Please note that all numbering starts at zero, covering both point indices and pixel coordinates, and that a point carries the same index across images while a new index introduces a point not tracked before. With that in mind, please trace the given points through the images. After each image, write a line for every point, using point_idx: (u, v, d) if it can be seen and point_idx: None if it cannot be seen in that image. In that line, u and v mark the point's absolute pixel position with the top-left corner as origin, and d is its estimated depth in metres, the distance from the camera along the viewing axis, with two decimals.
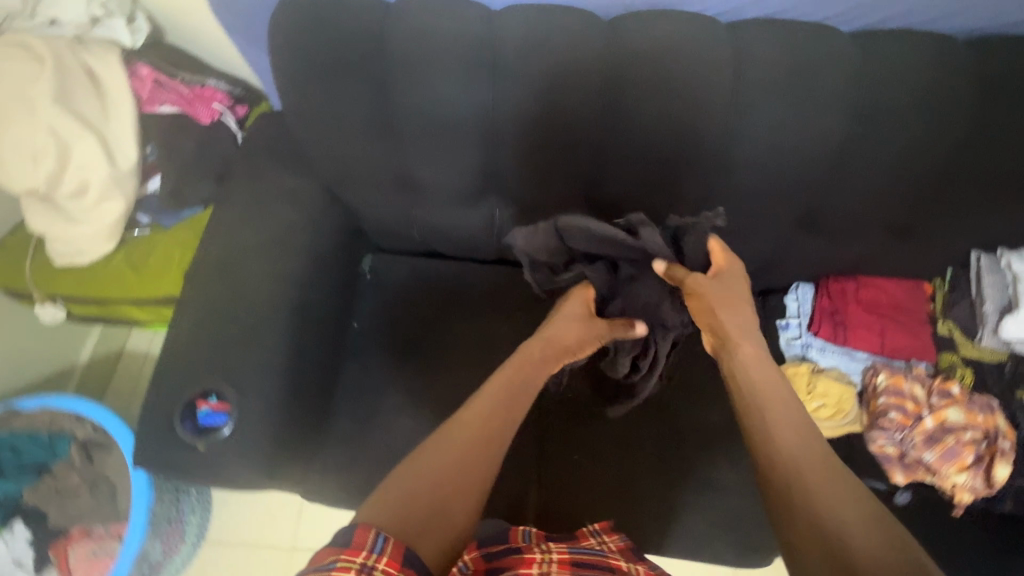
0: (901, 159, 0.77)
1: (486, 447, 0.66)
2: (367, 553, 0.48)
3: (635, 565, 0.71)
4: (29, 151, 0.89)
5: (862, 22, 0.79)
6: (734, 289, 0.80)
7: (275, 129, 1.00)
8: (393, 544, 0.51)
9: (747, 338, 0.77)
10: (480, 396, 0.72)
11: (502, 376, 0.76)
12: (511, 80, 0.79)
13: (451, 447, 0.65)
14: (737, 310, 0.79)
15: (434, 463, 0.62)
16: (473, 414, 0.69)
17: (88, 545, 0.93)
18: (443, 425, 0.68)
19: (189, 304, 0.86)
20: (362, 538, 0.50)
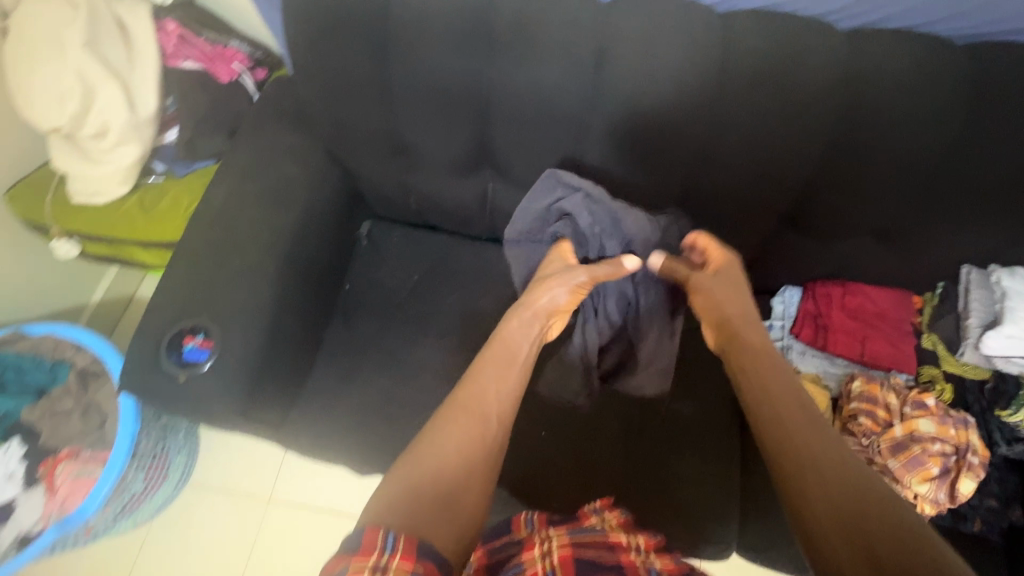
0: (891, 159, 0.77)
1: (485, 427, 0.67)
2: (378, 552, 0.49)
3: (634, 538, 0.66)
4: (56, 92, 0.93)
5: (861, 20, 0.78)
6: (737, 284, 0.83)
7: (285, 90, 1.04)
8: (404, 540, 0.51)
9: (754, 329, 0.79)
10: (473, 376, 0.72)
11: (493, 359, 0.75)
12: (511, 52, 0.78)
13: (453, 432, 0.65)
14: (739, 301, 0.81)
15: (439, 450, 0.63)
16: (470, 395, 0.69)
17: (74, 465, 0.99)
18: (442, 412, 0.68)
19: (186, 245, 0.90)
20: (372, 539, 0.51)
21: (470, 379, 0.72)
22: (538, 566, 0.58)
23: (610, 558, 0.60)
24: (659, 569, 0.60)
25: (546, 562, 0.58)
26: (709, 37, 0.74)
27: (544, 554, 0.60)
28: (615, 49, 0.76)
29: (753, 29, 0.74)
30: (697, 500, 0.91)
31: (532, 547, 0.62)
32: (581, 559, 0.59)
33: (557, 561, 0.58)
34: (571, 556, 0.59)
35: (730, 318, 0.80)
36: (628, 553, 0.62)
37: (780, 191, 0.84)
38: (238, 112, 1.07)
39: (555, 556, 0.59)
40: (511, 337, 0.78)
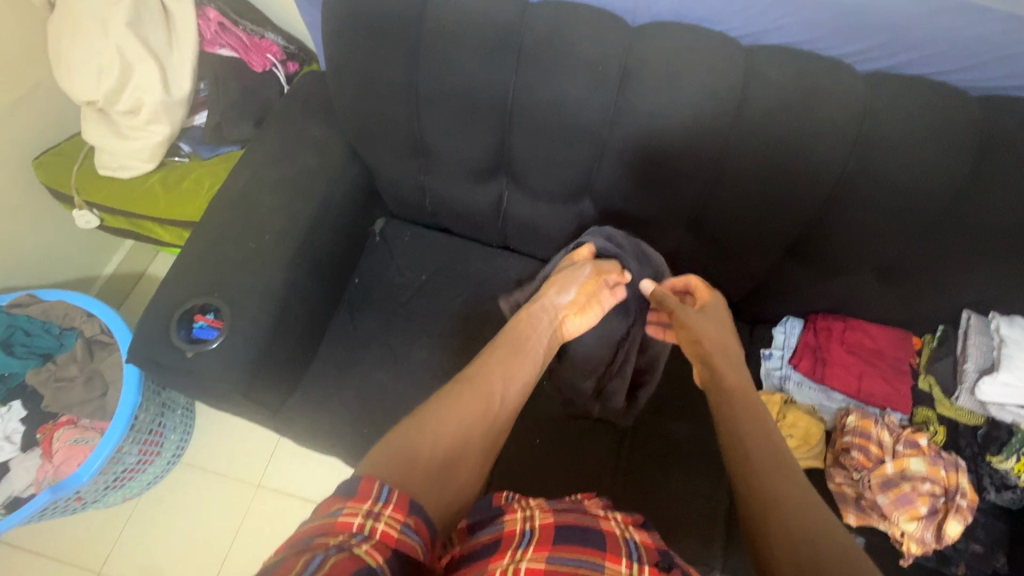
0: (899, 200, 0.78)
1: (486, 413, 0.66)
2: (372, 501, 0.48)
3: (613, 513, 0.66)
4: (95, 65, 0.97)
5: (878, 65, 0.81)
6: (720, 324, 0.83)
7: (315, 84, 1.07)
8: (399, 494, 0.49)
9: (734, 369, 0.77)
10: (483, 363, 0.73)
11: (500, 351, 0.75)
12: (537, 65, 0.80)
13: (459, 408, 0.64)
14: (720, 340, 0.80)
15: (441, 420, 0.62)
16: (478, 380, 0.69)
17: (73, 432, 1.01)
18: (448, 387, 0.68)
19: (205, 225, 0.92)
20: (367, 487, 0.49)
21: (480, 363, 0.72)
22: (517, 525, 0.57)
23: (590, 523, 0.59)
24: (637, 540, 0.60)
25: (526, 523, 0.57)
26: (730, 68, 0.76)
27: (526, 516, 0.58)
28: (638, 71, 0.78)
29: (773, 63, 0.76)
30: (684, 520, 0.92)
31: (512, 510, 0.60)
32: (563, 524, 0.57)
33: (538, 525, 0.57)
34: (553, 524, 0.57)
35: (711, 355, 0.79)
36: (608, 521, 0.62)
37: (787, 222, 0.85)
38: (268, 101, 1.10)
39: (536, 521, 0.58)
40: (524, 332, 0.79)
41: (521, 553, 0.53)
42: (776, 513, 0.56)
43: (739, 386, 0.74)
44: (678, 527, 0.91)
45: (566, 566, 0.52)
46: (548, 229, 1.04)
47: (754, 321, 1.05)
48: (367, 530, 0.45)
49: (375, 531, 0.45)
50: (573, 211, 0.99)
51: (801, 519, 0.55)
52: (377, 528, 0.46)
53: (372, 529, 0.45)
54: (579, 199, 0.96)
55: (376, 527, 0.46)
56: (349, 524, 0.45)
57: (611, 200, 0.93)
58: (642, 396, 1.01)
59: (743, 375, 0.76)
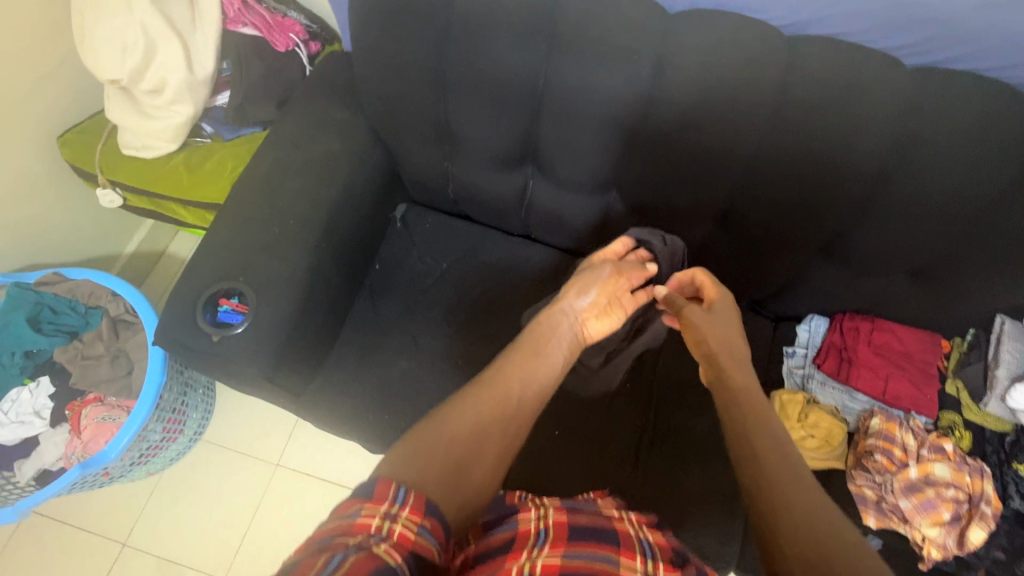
0: (940, 199, 0.75)
1: (503, 415, 0.64)
2: (390, 503, 0.48)
3: (626, 514, 0.65)
4: (120, 42, 0.96)
5: (926, 59, 0.77)
6: (730, 325, 0.80)
7: (339, 66, 1.05)
8: (415, 495, 0.49)
9: (740, 369, 0.73)
10: (500, 364, 0.70)
11: (517, 353, 0.73)
12: (570, 52, 0.77)
13: (476, 406, 0.63)
14: (728, 341, 0.77)
15: (457, 420, 0.61)
16: (494, 382, 0.67)
17: (100, 410, 1.03)
18: (467, 386, 0.67)
19: (229, 208, 0.92)
20: (384, 488, 0.49)
21: (500, 363, 0.71)
22: (532, 524, 0.57)
23: (604, 524, 0.59)
24: (651, 542, 0.60)
25: (541, 521, 0.57)
26: (772, 58, 0.73)
27: (540, 515, 0.59)
28: (675, 59, 0.75)
29: (818, 54, 0.73)
30: (700, 514, 0.92)
31: (527, 508, 0.60)
32: (577, 523, 0.57)
33: (552, 523, 0.57)
34: (566, 523, 0.58)
35: (717, 354, 0.75)
36: (621, 522, 0.62)
37: (822, 219, 0.83)
38: (290, 83, 1.09)
39: (551, 519, 0.58)
40: (544, 334, 0.76)
41: (537, 551, 0.53)
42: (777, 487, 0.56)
43: (749, 387, 0.70)
44: (695, 520, 0.92)
45: (581, 560, 0.53)
46: (572, 219, 1.02)
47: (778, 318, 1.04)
48: (385, 532, 0.45)
49: (393, 532, 0.45)
50: (599, 202, 0.97)
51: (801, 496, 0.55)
52: (394, 530, 0.45)
53: (390, 531, 0.45)
54: (606, 190, 0.94)
55: (394, 529, 0.45)
56: (367, 525, 0.45)
57: (638, 191, 0.91)
58: (662, 390, 1.01)
59: (750, 376, 0.72)
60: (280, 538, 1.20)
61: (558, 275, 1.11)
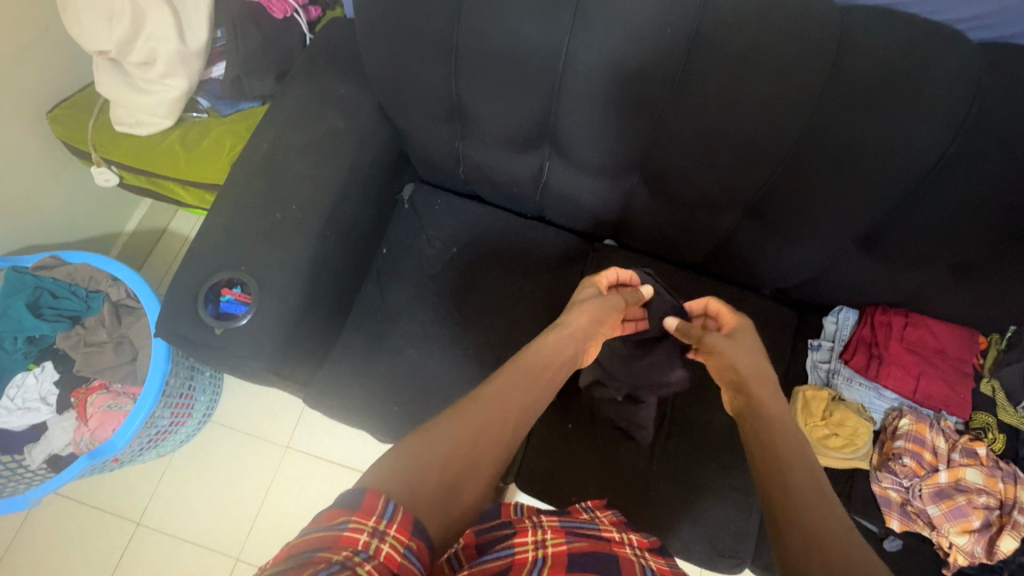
0: (999, 194, 0.69)
1: (504, 431, 0.58)
2: (377, 518, 0.42)
3: (629, 537, 0.66)
4: (106, 10, 0.90)
5: (994, 33, 0.70)
6: (754, 349, 0.75)
7: (341, 35, 0.98)
8: (403, 512, 0.44)
9: (771, 395, 0.68)
10: (500, 374, 0.65)
11: (518, 363, 0.68)
12: (595, 26, 0.70)
13: (473, 419, 0.57)
14: (755, 363, 0.72)
15: (451, 432, 0.55)
16: (496, 393, 0.62)
17: (106, 397, 1.03)
18: (461, 399, 0.60)
19: (228, 191, 0.87)
20: (372, 501, 0.44)
21: (493, 375, 0.65)
22: (529, 552, 0.55)
23: (604, 550, 0.60)
24: (654, 568, 0.61)
25: (538, 550, 0.56)
26: (823, 34, 0.66)
27: (537, 541, 0.57)
28: (712, 35, 0.68)
29: (873, 30, 0.66)
30: (718, 513, 0.90)
31: (524, 533, 0.59)
32: (575, 548, 0.58)
33: (550, 552, 0.56)
34: (565, 550, 0.57)
35: (748, 380, 0.70)
36: (623, 549, 0.62)
37: (863, 211, 0.77)
38: (290, 53, 1.02)
39: (550, 547, 0.56)
40: (544, 347, 0.71)
41: None
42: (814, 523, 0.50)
43: (780, 415, 0.64)
44: (711, 518, 0.90)
45: None
46: (590, 204, 0.97)
47: (803, 310, 1.02)
48: (372, 550, 0.40)
49: (380, 552, 0.40)
50: (619, 187, 0.91)
51: (843, 537, 0.48)
52: (382, 549, 0.40)
53: (377, 550, 0.40)
54: (627, 175, 0.88)
55: (381, 548, 0.40)
56: (354, 540, 0.40)
57: (661, 175, 0.84)
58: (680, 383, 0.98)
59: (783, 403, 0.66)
60: (291, 521, 1.20)
61: (572, 261, 1.07)
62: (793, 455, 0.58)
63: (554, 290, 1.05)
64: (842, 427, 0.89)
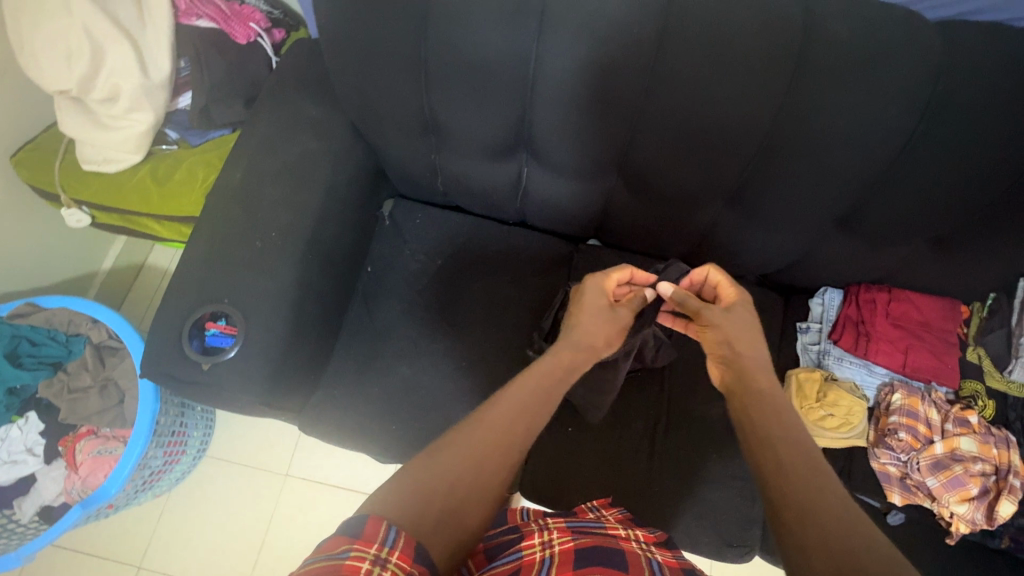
0: (966, 168, 0.71)
1: (511, 449, 0.56)
2: (379, 545, 0.41)
3: (633, 532, 0.66)
4: (64, 48, 0.88)
5: (948, 12, 0.72)
6: (750, 323, 0.74)
7: (307, 55, 0.98)
8: (405, 538, 0.43)
9: (762, 370, 0.68)
10: (503, 396, 0.62)
11: (523, 380, 0.65)
12: (565, 32, 0.70)
13: (477, 440, 0.55)
14: (751, 342, 0.71)
15: (452, 454, 0.53)
16: (498, 415, 0.59)
17: (95, 442, 1.01)
18: (463, 420, 0.58)
19: (204, 223, 0.85)
20: (374, 528, 0.43)
21: (498, 397, 0.62)
22: (537, 553, 0.55)
23: (609, 543, 0.60)
24: (660, 560, 0.61)
25: (546, 550, 0.55)
26: (785, 23, 0.67)
27: (544, 542, 0.57)
28: (676, 33, 0.68)
29: (834, 16, 0.67)
30: (724, 503, 0.91)
31: (531, 536, 0.58)
32: (582, 549, 0.57)
33: (558, 551, 0.56)
34: (573, 550, 0.56)
35: (740, 356, 0.69)
36: (629, 542, 0.62)
37: (839, 194, 0.79)
38: (257, 78, 1.02)
39: (556, 547, 0.56)
40: (550, 365, 0.68)
41: None
42: (813, 498, 0.51)
43: (772, 392, 0.65)
44: (717, 508, 0.91)
45: None
46: (571, 206, 0.97)
47: (790, 292, 1.03)
48: None
49: None
50: (599, 188, 0.91)
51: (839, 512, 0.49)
52: None
53: None
54: (606, 175, 0.88)
55: None
56: (357, 569, 0.39)
57: (638, 171, 0.84)
58: (676, 376, 0.98)
59: (775, 380, 0.67)
60: (297, 551, 1.18)
61: (559, 264, 1.07)
62: (787, 433, 0.59)
63: (543, 294, 1.05)
64: (839, 407, 0.90)
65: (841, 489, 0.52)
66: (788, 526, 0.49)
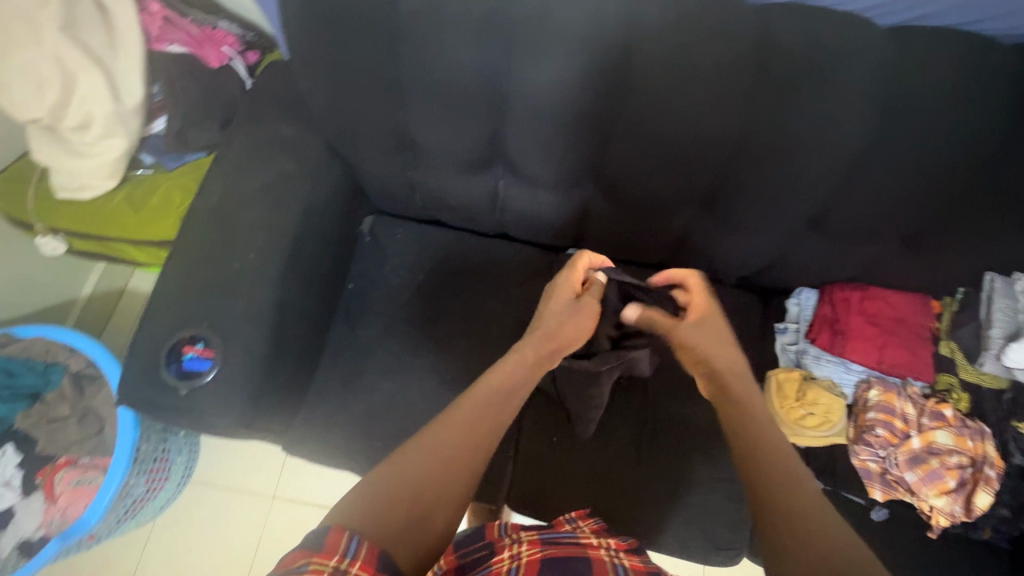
0: (926, 167, 0.73)
1: (476, 450, 0.57)
2: (340, 557, 0.41)
3: (605, 540, 0.65)
4: (34, 77, 0.88)
5: (902, 17, 0.74)
6: (724, 333, 0.77)
7: (281, 77, 0.98)
8: (368, 548, 0.43)
9: (741, 381, 0.71)
10: (467, 398, 0.62)
11: (486, 381, 0.66)
12: (531, 48, 0.71)
13: (440, 443, 0.56)
14: (728, 353, 0.75)
15: (416, 458, 0.54)
16: (462, 418, 0.59)
17: (73, 473, 0.99)
18: (428, 424, 0.59)
19: (180, 246, 0.85)
20: (335, 540, 0.42)
21: (462, 399, 0.62)
22: (503, 566, 0.55)
23: (577, 552, 0.60)
24: (627, 565, 0.60)
25: (513, 561, 0.56)
26: (744, 33, 0.68)
27: (513, 555, 0.57)
28: (640, 46, 0.70)
29: (792, 25, 0.69)
30: (711, 505, 0.92)
31: (501, 549, 0.59)
32: (550, 560, 0.57)
33: (525, 561, 0.56)
34: (540, 559, 0.57)
35: (718, 371, 0.73)
36: (597, 550, 0.62)
37: (806, 197, 0.80)
38: (232, 100, 1.02)
39: (524, 556, 0.56)
40: (513, 363, 0.70)
41: None
42: (800, 524, 0.50)
43: (750, 402, 0.67)
44: (705, 512, 0.91)
45: None
46: (548, 217, 0.98)
47: (769, 293, 1.04)
48: None
49: None
50: (574, 197, 0.92)
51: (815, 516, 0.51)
52: None
53: None
54: (581, 185, 0.89)
55: None
56: None
57: (611, 180, 0.86)
58: (659, 382, 0.99)
59: (752, 390, 0.70)
60: None
61: (540, 275, 1.08)
62: (773, 455, 0.58)
63: (525, 304, 1.05)
64: (826, 407, 0.92)
65: (828, 508, 0.52)
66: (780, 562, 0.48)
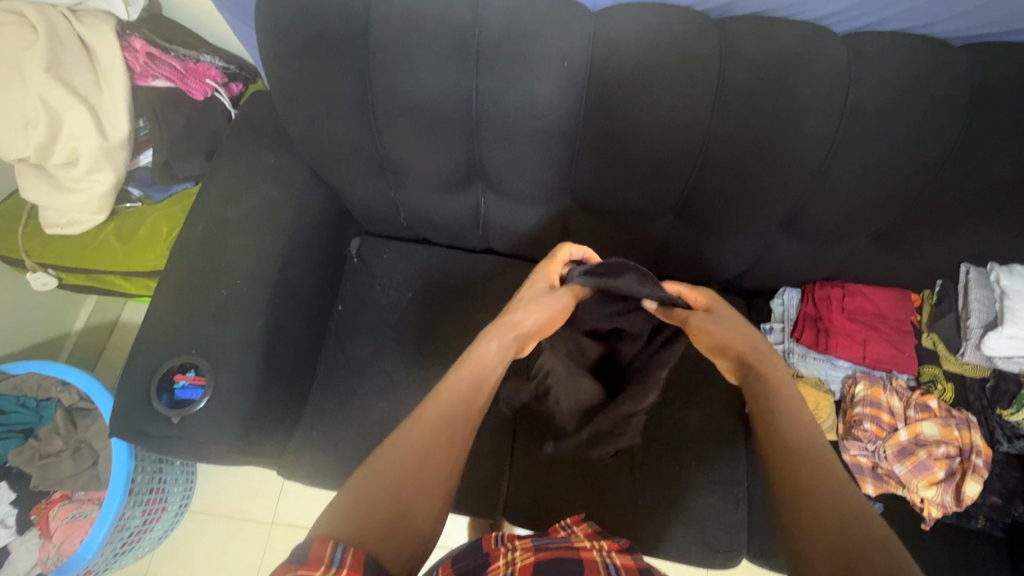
0: (891, 168, 0.75)
1: (451, 444, 0.58)
2: (325, 567, 0.41)
3: (598, 542, 0.65)
4: (20, 116, 0.90)
5: (857, 24, 0.77)
6: (737, 319, 0.78)
7: (263, 106, 1.00)
8: (354, 555, 0.43)
9: (769, 359, 0.72)
10: (438, 392, 0.63)
11: (458, 374, 0.66)
12: (500, 70, 0.74)
13: (416, 440, 0.56)
14: (745, 334, 0.75)
15: (393, 457, 0.54)
16: (435, 414, 0.60)
17: (69, 507, 1.01)
18: (403, 423, 0.59)
19: (167, 276, 0.86)
20: (319, 551, 0.43)
21: (434, 395, 0.63)
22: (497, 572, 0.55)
23: (568, 554, 0.60)
24: (618, 563, 0.61)
25: (509, 567, 0.56)
26: (706, 47, 0.71)
27: (508, 561, 0.57)
28: (608, 64, 0.72)
29: (752, 37, 0.71)
30: (708, 509, 0.92)
31: (495, 556, 0.58)
32: (542, 563, 0.57)
33: (519, 566, 0.56)
34: (533, 563, 0.57)
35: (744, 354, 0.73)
36: (589, 550, 0.62)
37: (780, 201, 0.82)
38: (216, 131, 1.04)
39: (518, 563, 0.56)
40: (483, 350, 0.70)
41: None
42: (825, 502, 0.50)
43: (779, 378, 0.68)
44: (702, 516, 0.91)
45: None
46: (531, 230, 1.00)
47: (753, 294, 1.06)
48: None
49: None
50: (555, 210, 0.94)
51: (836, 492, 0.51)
52: None
53: None
54: (561, 198, 0.91)
55: None
56: None
57: (588, 190, 0.87)
58: None
59: (779, 367, 0.70)
60: None
61: None
62: (794, 434, 0.58)
63: None
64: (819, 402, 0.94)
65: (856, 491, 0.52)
66: (797, 537, 0.49)
